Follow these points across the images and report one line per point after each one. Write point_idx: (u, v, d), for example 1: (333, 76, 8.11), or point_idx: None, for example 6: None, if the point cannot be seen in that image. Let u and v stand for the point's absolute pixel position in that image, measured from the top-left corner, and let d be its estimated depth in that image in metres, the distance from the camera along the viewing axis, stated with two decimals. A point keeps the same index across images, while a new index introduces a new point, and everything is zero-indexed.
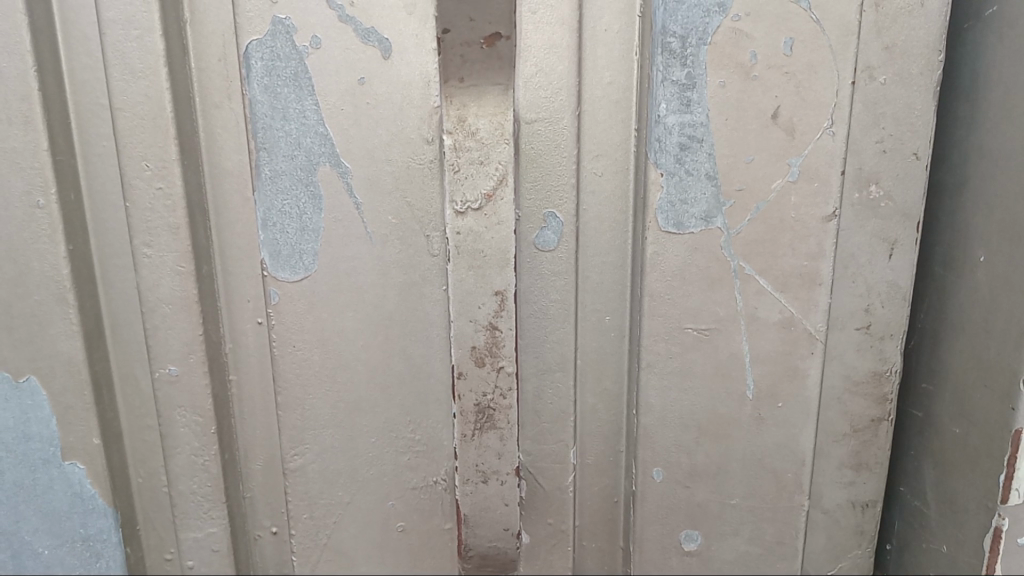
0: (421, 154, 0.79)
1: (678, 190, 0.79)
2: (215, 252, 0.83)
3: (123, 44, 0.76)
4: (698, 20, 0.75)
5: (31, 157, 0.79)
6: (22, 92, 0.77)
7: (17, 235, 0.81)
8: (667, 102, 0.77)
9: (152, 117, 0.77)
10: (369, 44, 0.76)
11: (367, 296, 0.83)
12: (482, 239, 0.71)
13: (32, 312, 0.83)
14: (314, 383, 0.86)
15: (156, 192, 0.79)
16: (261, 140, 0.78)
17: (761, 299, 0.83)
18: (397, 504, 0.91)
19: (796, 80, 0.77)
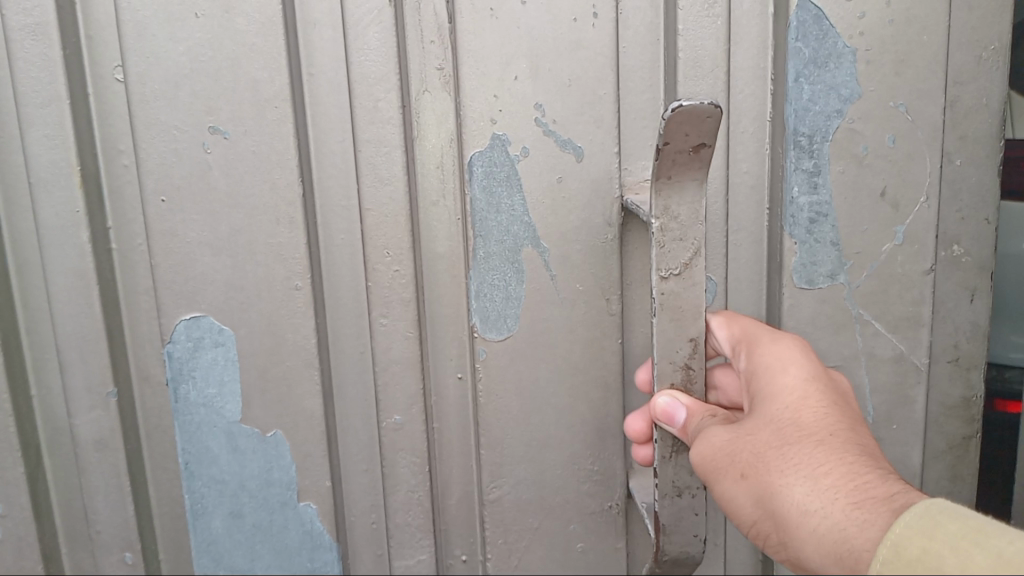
0: (603, 234, 0.99)
1: (809, 254, 1.00)
2: (427, 319, 1.01)
3: (374, 158, 0.96)
4: (822, 123, 0.97)
5: (293, 249, 0.98)
6: (290, 197, 0.96)
7: (277, 313, 0.99)
8: (799, 186, 0.98)
9: (394, 214, 0.97)
10: (566, 151, 0.96)
11: (558, 351, 1.02)
12: (682, 297, 0.87)
13: (284, 375, 1.01)
14: (512, 425, 1.03)
15: (394, 273, 0.99)
16: (479, 229, 0.97)
17: (872, 337, 1.04)
18: (577, 528, 1.07)
19: (895, 165, 0.99)
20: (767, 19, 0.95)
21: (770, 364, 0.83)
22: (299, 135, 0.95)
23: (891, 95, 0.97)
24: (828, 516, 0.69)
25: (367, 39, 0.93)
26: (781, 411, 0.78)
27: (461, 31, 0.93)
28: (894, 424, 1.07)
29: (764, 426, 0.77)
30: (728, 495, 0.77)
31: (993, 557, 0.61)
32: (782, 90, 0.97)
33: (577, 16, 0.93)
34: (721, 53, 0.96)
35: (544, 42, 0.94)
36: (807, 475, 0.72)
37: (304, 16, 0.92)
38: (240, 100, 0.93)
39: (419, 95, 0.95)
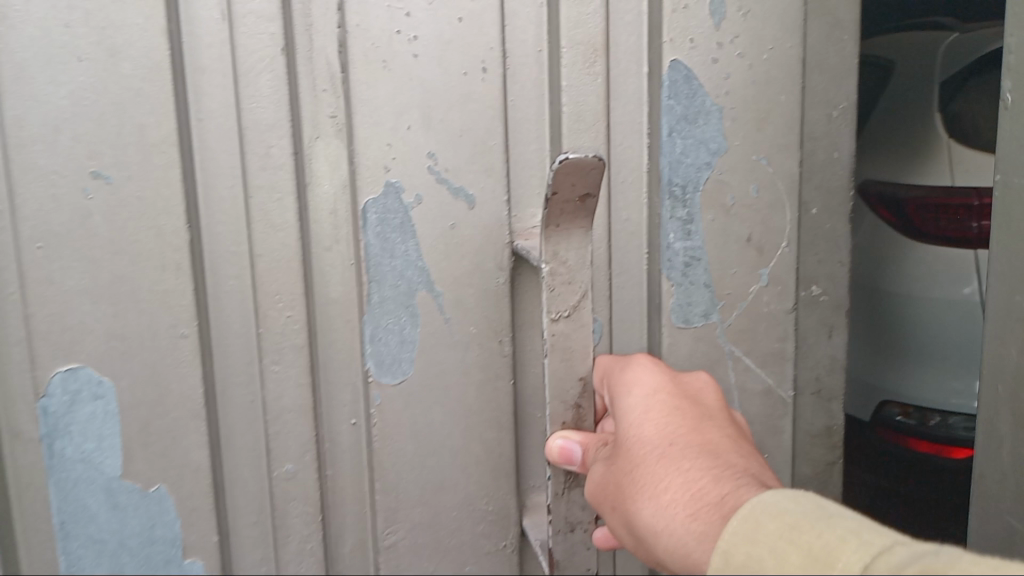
0: (495, 278, 1.02)
1: (685, 295, 1.07)
2: (319, 365, 1.01)
3: (266, 205, 0.96)
4: (693, 175, 1.05)
5: (179, 296, 0.95)
6: (178, 243, 0.94)
7: (161, 362, 0.96)
8: (674, 232, 1.06)
9: (287, 260, 0.97)
10: (458, 198, 0.99)
11: (452, 393, 1.03)
12: (571, 338, 0.91)
13: (168, 427, 0.97)
14: (407, 468, 1.04)
15: (286, 319, 0.98)
16: (373, 273, 0.98)
17: (744, 372, 1.11)
18: (473, 568, 1.09)
19: (759, 213, 1.08)
20: (642, 78, 1.03)
21: (621, 388, 0.87)
22: (187, 181, 0.94)
23: (755, 149, 1.06)
24: (670, 534, 0.73)
25: (260, 86, 0.93)
26: (630, 433, 0.82)
27: (355, 80, 0.95)
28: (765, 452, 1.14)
29: (620, 452, 0.82)
30: (616, 525, 0.82)
31: (806, 553, 0.63)
32: (658, 143, 1.04)
33: (467, 70, 0.97)
34: (602, 107, 1.02)
35: (436, 94, 0.97)
36: (649, 495, 0.75)
37: (193, 62, 0.92)
38: (124, 144, 0.91)
39: (313, 141, 0.96)
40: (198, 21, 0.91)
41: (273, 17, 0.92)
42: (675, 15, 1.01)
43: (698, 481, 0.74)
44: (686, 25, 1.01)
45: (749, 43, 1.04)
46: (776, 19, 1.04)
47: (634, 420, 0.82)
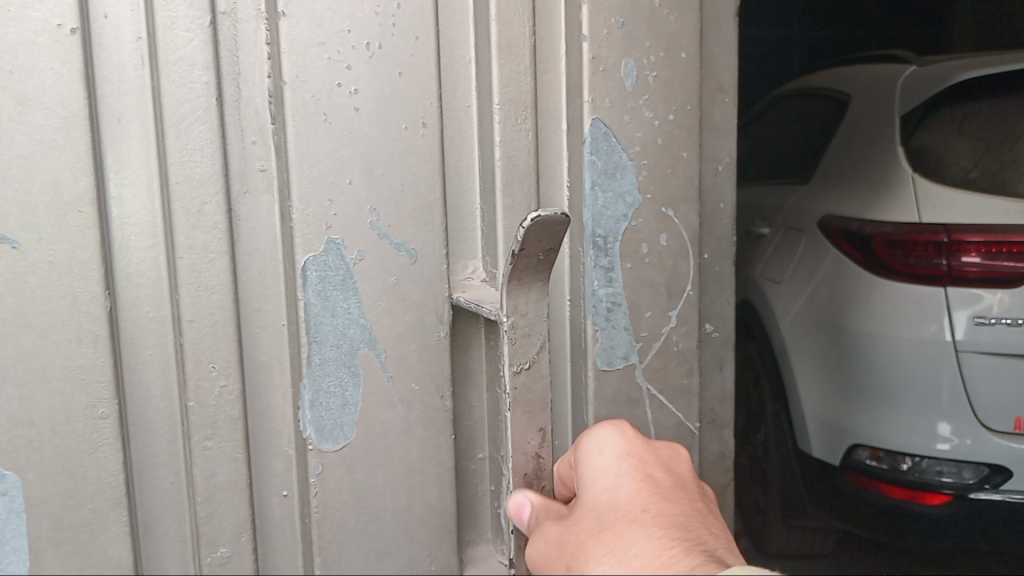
0: (437, 336, 0.93)
1: (608, 339, 1.10)
2: (249, 436, 0.89)
3: (198, 263, 0.84)
4: (614, 226, 1.07)
5: (98, 371, 0.82)
6: (98, 312, 0.81)
7: (76, 448, 0.83)
8: (597, 280, 1.08)
9: (221, 326, 0.85)
10: (399, 253, 0.90)
11: (397, 453, 0.93)
12: (539, 395, 0.77)
13: (85, 521, 0.84)
14: (350, 537, 0.92)
15: (221, 389, 0.86)
16: (313, 334, 0.87)
17: (658, 405, 1.15)
18: None
19: (666, 262, 1.12)
20: (559, 134, 1.03)
21: (584, 444, 0.64)
22: (104, 242, 0.81)
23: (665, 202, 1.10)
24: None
25: (191, 139, 0.82)
26: (607, 495, 0.60)
27: (290, 137, 0.85)
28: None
29: (594, 514, 0.59)
30: None
31: None
32: (580, 197, 1.05)
33: (407, 124, 0.89)
34: (533, 164, 1.02)
35: (378, 146, 0.88)
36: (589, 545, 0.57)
37: (107, 107, 0.81)
38: (36, 202, 0.79)
39: (241, 195, 0.85)
40: (117, 66, 0.81)
41: (203, 65, 0.82)
42: (597, 74, 1.02)
43: (653, 573, 0.53)
44: (606, 86, 1.03)
45: (659, 102, 1.06)
46: (684, 80, 1.07)
47: (609, 479, 0.61)
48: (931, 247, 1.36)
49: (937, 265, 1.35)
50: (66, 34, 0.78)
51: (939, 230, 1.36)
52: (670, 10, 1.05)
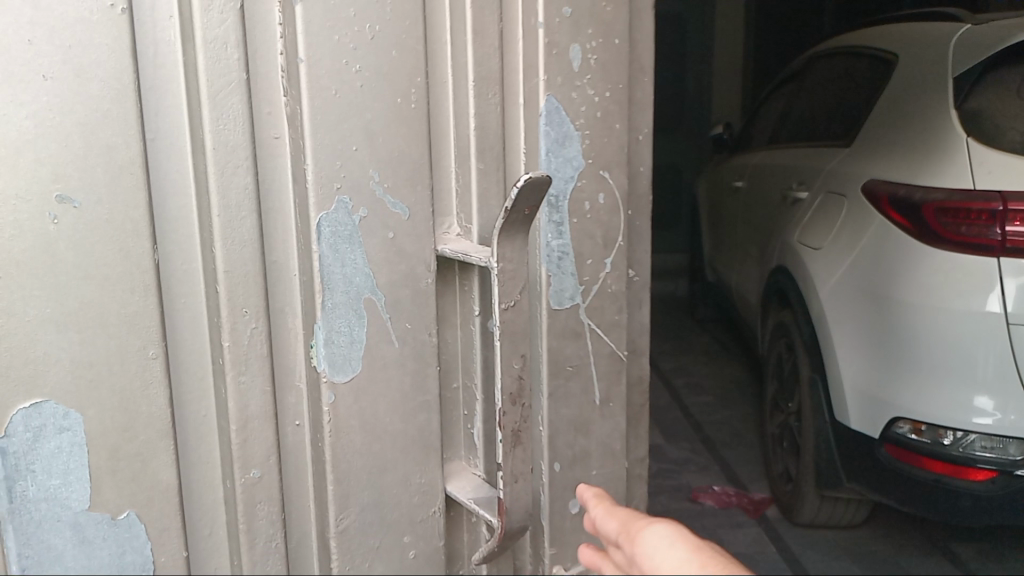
0: (423, 279, 0.91)
1: (558, 287, 0.92)
2: (269, 377, 0.89)
3: (235, 213, 0.85)
4: (564, 173, 0.89)
5: (148, 317, 0.86)
6: (146, 265, 0.85)
7: (130, 387, 0.87)
8: (547, 234, 0.90)
9: (252, 275, 0.87)
10: (395, 206, 0.88)
11: (393, 385, 0.92)
12: (523, 327, 0.86)
13: (138, 452, 0.89)
14: (370, 459, 0.92)
15: (252, 331, 0.87)
16: (325, 280, 0.87)
17: (601, 350, 0.95)
18: (416, 550, 0.97)
19: (603, 218, 0.92)
20: (518, 109, 0.89)
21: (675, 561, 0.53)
22: (152, 200, 0.84)
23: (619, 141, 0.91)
24: None
25: (226, 109, 0.83)
26: None
27: (304, 105, 0.84)
28: (618, 414, 0.98)
29: None
30: None
31: None
32: (534, 163, 0.89)
33: (397, 95, 0.87)
34: (502, 135, 0.90)
35: (375, 109, 0.86)
36: None
37: (152, 63, 0.82)
38: (92, 168, 0.82)
39: (265, 156, 0.86)
40: (154, 29, 0.82)
41: (234, 43, 0.82)
42: (549, 58, 0.87)
43: None
44: (561, 66, 0.87)
45: (602, 86, 0.89)
46: (624, 62, 0.90)
47: None
48: (983, 216, 0.98)
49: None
50: (116, 13, 0.80)
51: (995, 197, 0.97)
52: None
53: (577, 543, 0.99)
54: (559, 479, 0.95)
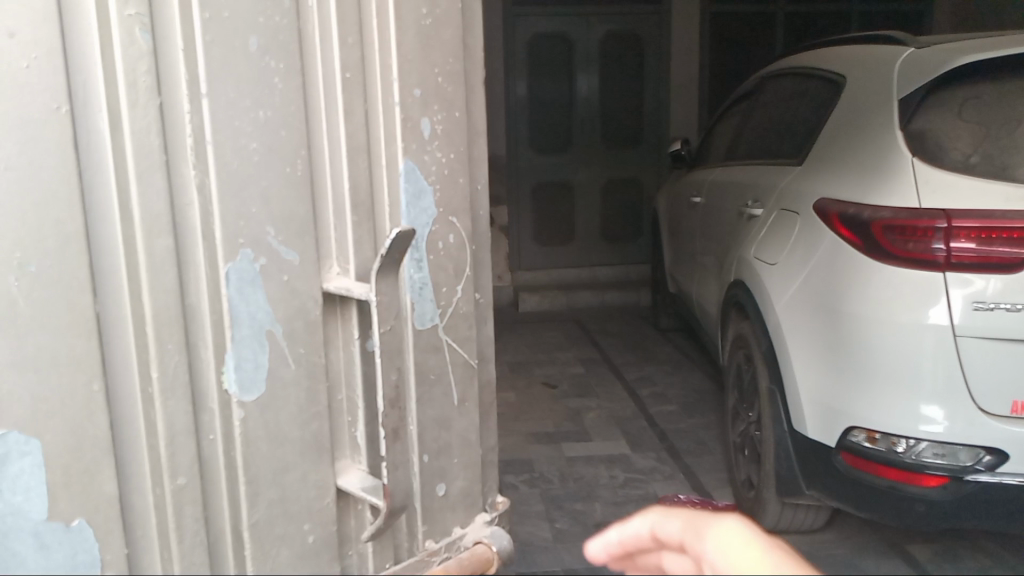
0: (310, 313, 1.14)
1: (419, 308, 1.21)
2: (189, 398, 1.08)
3: (159, 264, 1.04)
4: (422, 219, 1.19)
5: (90, 356, 1.03)
6: (88, 313, 1.02)
7: (78, 415, 1.04)
8: (411, 270, 1.19)
9: (174, 315, 1.05)
10: (287, 255, 1.11)
11: (291, 399, 1.14)
12: (396, 347, 1.08)
13: (86, 467, 1.05)
14: (274, 458, 1.15)
15: (177, 362, 1.06)
16: (232, 317, 1.08)
17: (458, 360, 1.28)
18: (315, 537, 1.19)
19: (453, 254, 1.24)
20: (381, 170, 1.16)
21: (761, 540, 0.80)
22: (94, 258, 1.01)
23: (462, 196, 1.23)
24: None
25: (150, 182, 1.02)
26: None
27: (212, 177, 1.04)
28: (472, 412, 1.32)
29: None
30: None
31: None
32: (398, 215, 1.18)
33: (288, 164, 1.09)
34: (371, 191, 1.16)
35: (270, 181, 1.08)
36: None
37: (87, 146, 0.99)
38: (43, 238, 0.99)
39: (181, 219, 1.04)
40: (91, 116, 0.98)
41: (156, 130, 1.01)
42: (406, 129, 1.16)
43: None
44: (413, 137, 1.17)
45: (446, 149, 1.20)
46: (464, 132, 1.22)
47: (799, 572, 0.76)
48: None
49: (935, 251, 2.02)
50: (62, 114, 0.97)
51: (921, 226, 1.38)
52: (445, 81, 1.19)
53: (443, 520, 1.29)
54: (427, 467, 1.26)
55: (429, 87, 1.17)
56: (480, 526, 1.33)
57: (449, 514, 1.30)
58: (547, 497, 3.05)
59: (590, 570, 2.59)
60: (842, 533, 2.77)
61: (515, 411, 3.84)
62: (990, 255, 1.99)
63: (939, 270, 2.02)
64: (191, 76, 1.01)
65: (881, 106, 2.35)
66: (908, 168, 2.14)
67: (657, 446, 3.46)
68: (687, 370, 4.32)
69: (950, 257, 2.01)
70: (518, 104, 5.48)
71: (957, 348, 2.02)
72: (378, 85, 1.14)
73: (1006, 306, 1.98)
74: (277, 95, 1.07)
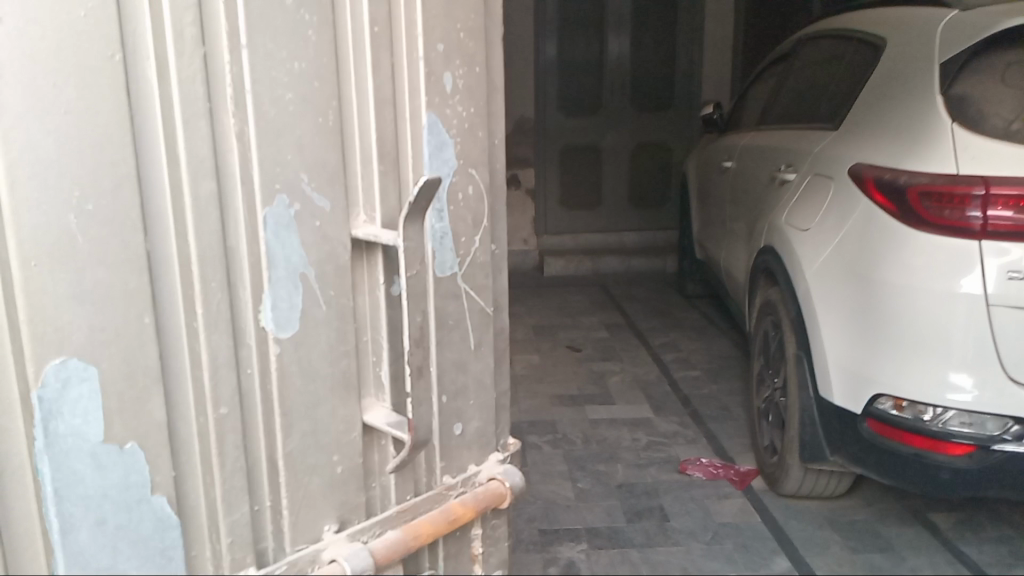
0: (340, 257, 1.23)
1: (441, 255, 1.31)
2: (230, 333, 1.16)
3: (204, 206, 1.10)
4: (443, 171, 1.31)
5: (140, 291, 1.08)
6: (139, 249, 1.07)
7: (129, 348, 1.09)
8: (434, 219, 1.29)
9: (218, 255, 1.12)
10: (319, 202, 1.19)
11: (322, 336, 1.24)
12: (422, 289, 1.15)
13: (138, 395, 1.11)
14: (306, 392, 1.24)
15: (220, 300, 1.14)
16: (270, 259, 1.16)
17: (475, 306, 1.40)
18: (342, 466, 1.30)
19: (471, 206, 1.36)
20: (408, 123, 1.26)
21: None
22: (144, 200, 1.06)
23: (482, 155, 1.36)
24: None
25: (196, 130, 1.08)
26: None
27: (250, 125, 1.12)
28: (486, 356, 1.44)
29: None
30: None
31: None
32: (421, 166, 1.29)
33: (321, 116, 1.17)
34: (396, 143, 1.26)
35: (305, 131, 1.16)
36: None
37: (140, 91, 1.04)
38: (99, 176, 1.03)
39: (224, 165, 1.11)
40: (142, 64, 1.04)
41: (200, 80, 1.07)
42: (429, 83, 1.27)
43: None
44: (435, 91, 1.28)
45: (467, 104, 1.33)
46: (483, 87, 1.34)
47: None
48: None
49: (971, 218, 2.01)
50: (115, 61, 1.02)
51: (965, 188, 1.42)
52: (467, 41, 1.31)
53: (460, 457, 1.43)
54: (446, 408, 1.38)
55: (451, 43, 1.28)
56: (494, 464, 1.48)
57: (464, 453, 1.43)
58: (570, 458, 3.13)
59: (613, 529, 2.67)
60: (863, 499, 2.81)
61: (539, 374, 3.92)
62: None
63: (974, 238, 2.01)
64: (231, 28, 1.08)
65: (920, 71, 2.33)
66: (947, 133, 2.11)
67: (681, 410, 3.53)
68: (714, 336, 4.37)
69: (987, 225, 2.00)
70: (550, 62, 5.48)
71: (989, 317, 2.02)
72: (405, 42, 1.24)
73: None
74: (310, 48, 1.15)
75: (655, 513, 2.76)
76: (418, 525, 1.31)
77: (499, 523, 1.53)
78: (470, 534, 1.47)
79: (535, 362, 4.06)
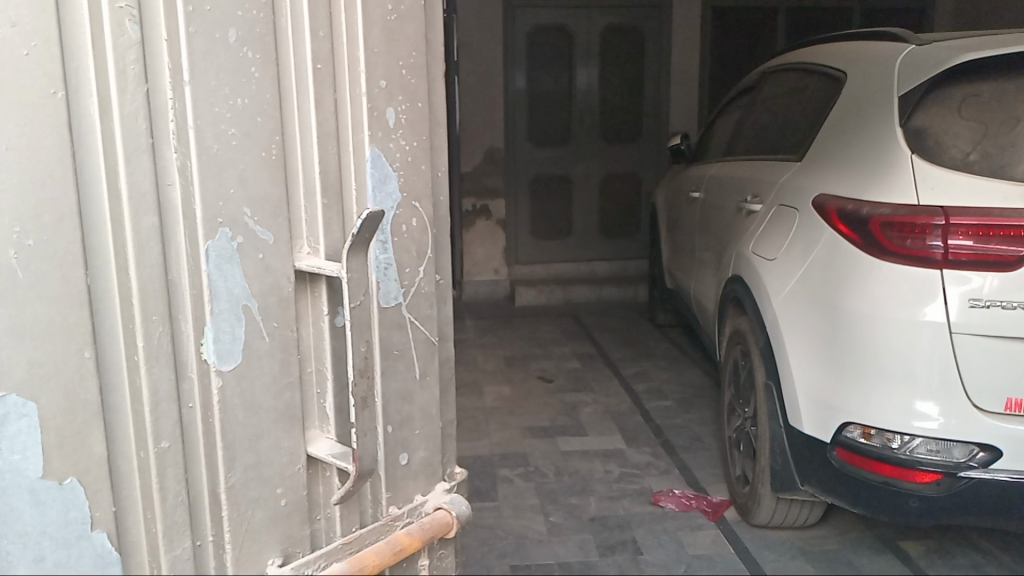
0: (284, 289, 1.23)
1: (385, 286, 1.32)
2: (172, 367, 1.15)
3: (145, 239, 1.11)
4: (387, 203, 1.32)
5: (80, 323, 1.09)
6: (78, 283, 1.08)
7: (68, 381, 1.09)
8: (378, 250, 1.30)
9: (159, 287, 1.12)
10: (262, 234, 1.19)
11: (265, 368, 1.23)
12: (365, 319, 1.16)
13: (76, 428, 1.11)
14: (251, 425, 1.23)
15: (161, 333, 1.13)
16: (212, 290, 1.15)
17: (421, 337, 1.40)
18: (286, 498, 1.28)
19: (416, 237, 1.37)
20: (350, 156, 1.27)
21: None
22: (83, 234, 1.07)
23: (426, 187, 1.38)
24: None
25: (138, 164, 1.09)
26: None
27: (193, 159, 1.12)
28: (432, 385, 1.44)
29: None
30: None
31: None
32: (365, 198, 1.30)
33: (263, 150, 1.18)
34: (338, 175, 1.27)
35: (248, 165, 1.17)
36: None
37: (82, 127, 1.05)
38: (38, 211, 1.04)
39: (167, 198, 1.11)
40: (84, 100, 1.05)
41: (142, 116, 1.08)
42: (373, 118, 1.29)
43: None
44: (378, 125, 1.29)
45: (410, 137, 1.35)
46: (426, 121, 1.36)
47: None
48: None
49: (932, 247, 2.03)
50: (57, 98, 1.03)
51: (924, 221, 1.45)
52: (410, 77, 1.33)
53: (406, 487, 1.42)
54: (391, 438, 1.37)
55: (394, 79, 1.31)
56: (440, 493, 1.48)
57: (411, 483, 1.43)
58: (543, 491, 3.11)
59: (586, 563, 2.65)
60: (829, 527, 2.81)
61: (512, 406, 3.90)
62: (987, 253, 1.99)
63: (935, 267, 2.03)
64: (174, 64, 1.09)
65: (877, 105, 2.38)
66: (904, 165, 2.16)
67: (651, 440, 3.53)
68: (685, 365, 4.39)
69: (948, 254, 2.02)
70: (523, 96, 5.56)
71: (953, 345, 2.03)
72: (348, 77, 1.25)
73: (1001, 304, 1.99)
74: (252, 84, 1.16)
75: (628, 545, 2.74)
76: (363, 555, 1.26)
77: (446, 553, 1.52)
78: (418, 564, 1.46)
79: (508, 394, 4.05)
